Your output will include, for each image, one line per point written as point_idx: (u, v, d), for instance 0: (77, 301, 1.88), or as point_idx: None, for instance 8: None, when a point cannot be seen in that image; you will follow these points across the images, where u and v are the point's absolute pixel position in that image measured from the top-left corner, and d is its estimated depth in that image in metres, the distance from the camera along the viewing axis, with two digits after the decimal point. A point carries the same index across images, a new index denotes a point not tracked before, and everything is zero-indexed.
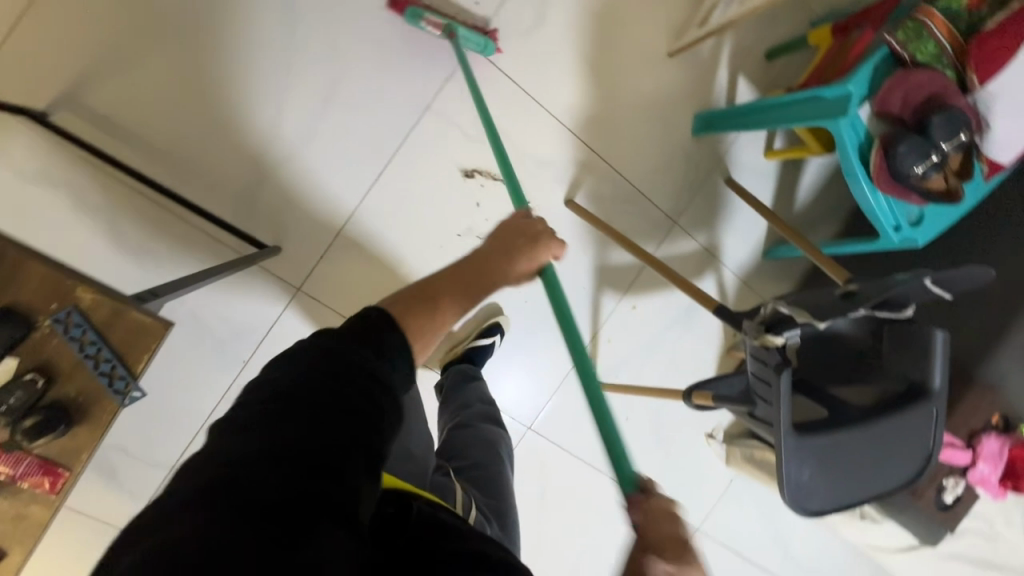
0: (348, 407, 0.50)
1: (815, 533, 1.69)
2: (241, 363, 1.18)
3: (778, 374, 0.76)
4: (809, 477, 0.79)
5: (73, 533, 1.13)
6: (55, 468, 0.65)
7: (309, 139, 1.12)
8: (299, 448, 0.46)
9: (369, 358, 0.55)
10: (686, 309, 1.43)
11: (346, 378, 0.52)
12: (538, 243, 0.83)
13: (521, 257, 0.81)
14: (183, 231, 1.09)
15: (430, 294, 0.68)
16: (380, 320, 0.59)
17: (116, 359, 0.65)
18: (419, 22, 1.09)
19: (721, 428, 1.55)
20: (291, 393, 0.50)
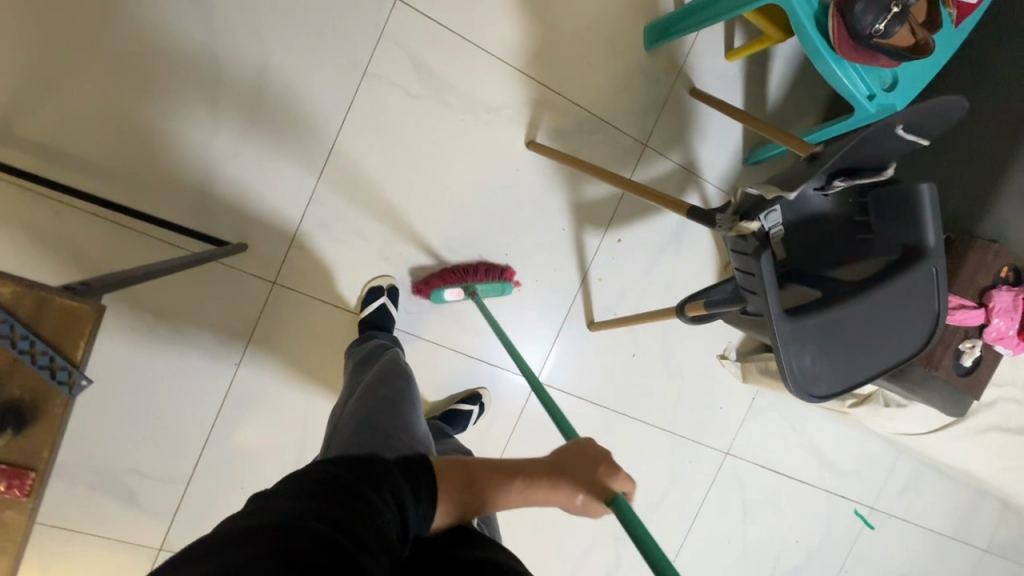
0: (377, 505, 0.53)
1: (845, 435, 1.68)
2: (234, 368, 1.17)
3: (758, 259, 0.73)
4: (811, 361, 0.76)
5: (108, 557, 1.16)
6: (19, 472, 0.62)
7: (254, 132, 1.09)
8: (338, 512, 0.50)
9: (399, 485, 0.58)
10: (675, 232, 1.38)
11: (377, 480, 0.56)
12: (603, 465, 0.71)
13: (582, 478, 0.70)
14: (151, 247, 1.08)
15: (467, 476, 0.67)
16: (413, 465, 0.63)
17: (53, 351, 0.62)
18: (444, 296, 1.22)
19: (734, 347, 1.50)
20: (337, 475, 0.55)
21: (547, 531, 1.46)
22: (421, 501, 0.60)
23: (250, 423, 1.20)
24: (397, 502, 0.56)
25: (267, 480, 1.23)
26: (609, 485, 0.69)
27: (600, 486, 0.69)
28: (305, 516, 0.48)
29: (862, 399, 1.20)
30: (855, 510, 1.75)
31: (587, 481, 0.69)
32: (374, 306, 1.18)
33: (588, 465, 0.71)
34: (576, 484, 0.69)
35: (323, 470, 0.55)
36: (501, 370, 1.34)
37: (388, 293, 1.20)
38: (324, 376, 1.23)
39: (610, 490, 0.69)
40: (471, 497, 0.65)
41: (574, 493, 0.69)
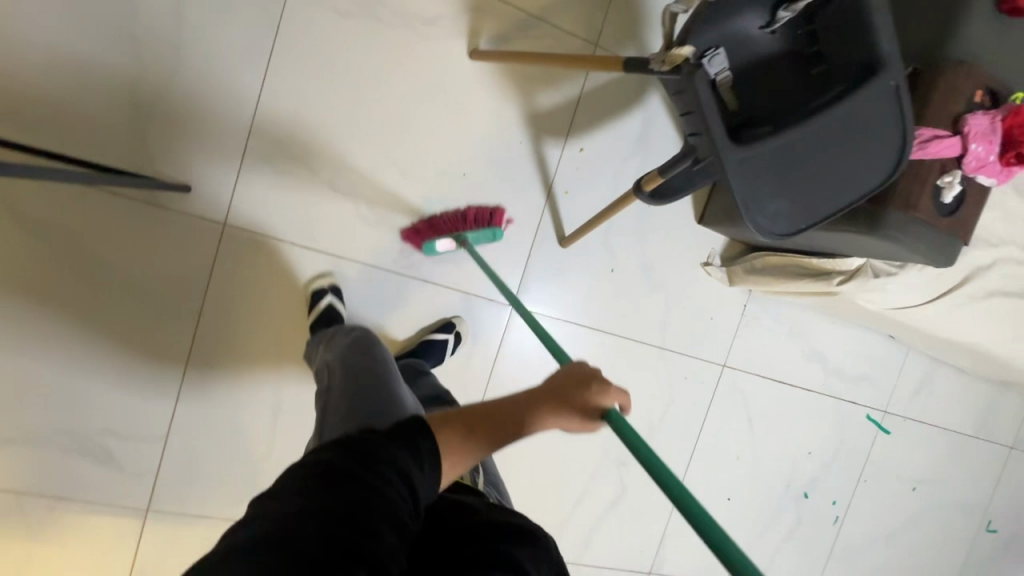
0: (376, 485, 0.50)
1: (849, 336, 1.61)
2: (195, 317, 1.14)
3: (694, 79, 0.69)
4: (768, 195, 0.74)
5: (96, 523, 1.14)
6: None
7: (182, 68, 1.06)
8: (331, 504, 0.47)
9: (406, 457, 0.54)
10: (639, 136, 1.32)
11: (373, 460, 0.51)
12: (596, 385, 0.69)
13: (574, 399, 0.69)
14: (93, 199, 1.06)
15: (459, 424, 0.64)
16: (413, 429, 0.57)
17: None
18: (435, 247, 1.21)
19: (718, 254, 1.44)
20: (330, 464, 0.50)
21: (546, 463, 1.42)
22: (428, 466, 0.56)
23: (222, 374, 1.17)
24: (400, 472, 0.52)
25: (248, 431, 1.21)
26: (602, 402, 0.69)
27: (594, 410, 0.68)
28: (297, 520, 0.45)
29: (850, 275, 1.17)
30: (868, 416, 1.68)
31: (573, 395, 0.69)
32: (322, 306, 1.15)
33: (580, 389, 0.69)
34: (564, 400, 0.69)
35: (315, 462, 0.51)
36: (475, 301, 1.30)
37: (331, 292, 1.18)
38: (292, 319, 1.20)
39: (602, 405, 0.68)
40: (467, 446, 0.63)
41: (565, 408, 0.68)
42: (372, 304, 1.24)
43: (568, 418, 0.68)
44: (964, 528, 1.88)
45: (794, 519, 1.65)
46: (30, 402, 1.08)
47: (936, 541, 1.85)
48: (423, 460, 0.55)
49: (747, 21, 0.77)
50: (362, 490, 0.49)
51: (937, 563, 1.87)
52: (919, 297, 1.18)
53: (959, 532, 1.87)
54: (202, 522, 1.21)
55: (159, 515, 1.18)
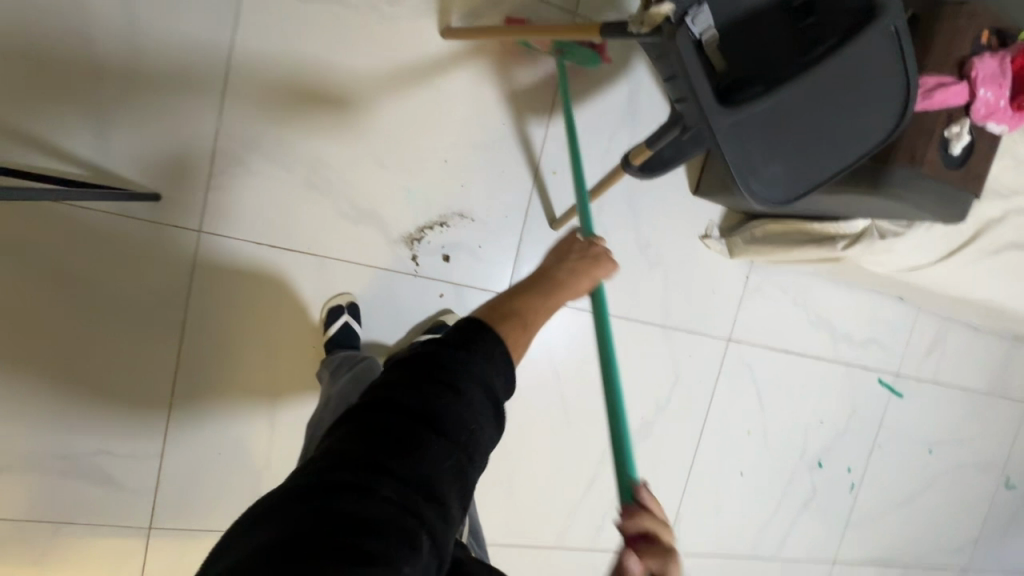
0: (456, 413, 0.53)
1: (857, 301, 1.57)
2: (178, 327, 1.10)
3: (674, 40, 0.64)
4: (763, 161, 0.69)
5: (101, 543, 1.13)
6: None
7: (140, 70, 1.00)
8: (413, 437, 0.51)
9: (480, 374, 0.57)
10: (627, 107, 1.26)
11: (452, 386, 0.55)
12: (599, 264, 0.83)
13: (581, 276, 0.80)
14: (59, 214, 1.01)
15: (514, 309, 0.69)
16: (488, 342, 0.60)
17: None
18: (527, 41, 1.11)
19: (716, 225, 1.39)
20: (409, 396, 0.53)
21: (553, 453, 1.39)
22: (501, 381, 0.59)
23: (214, 385, 1.14)
24: (474, 398, 0.56)
25: (245, 441, 1.18)
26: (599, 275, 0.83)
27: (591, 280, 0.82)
28: (374, 464, 0.49)
29: (855, 238, 1.13)
30: (879, 380, 1.65)
31: (587, 268, 0.81)
32: (338, 325, 1.13)
33: (586, 263, 0.82)
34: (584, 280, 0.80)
35: (395, 388, 0.54)
36: (468, 292, 1.26)
37: (348, 311, 1.16)
38: (279, 325, 1.16)
39: (599, 277, 0.83)
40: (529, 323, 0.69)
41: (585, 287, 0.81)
42: (362, 303, 1.20)
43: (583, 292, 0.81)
44: (981, 486, 1.85)
45: (809, 489, 1.63)
46: (18, 428, 1.05)
47: (953, 501, 1.83)
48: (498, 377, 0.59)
49: None
50: (433, 432, 0.52)
51: (956, 522, 1.85)
52: (929, 255, 1.13)
53: (977, 489, 1.85)
54: (208, 536, 1.19)
55: (163, 531, 1.16)
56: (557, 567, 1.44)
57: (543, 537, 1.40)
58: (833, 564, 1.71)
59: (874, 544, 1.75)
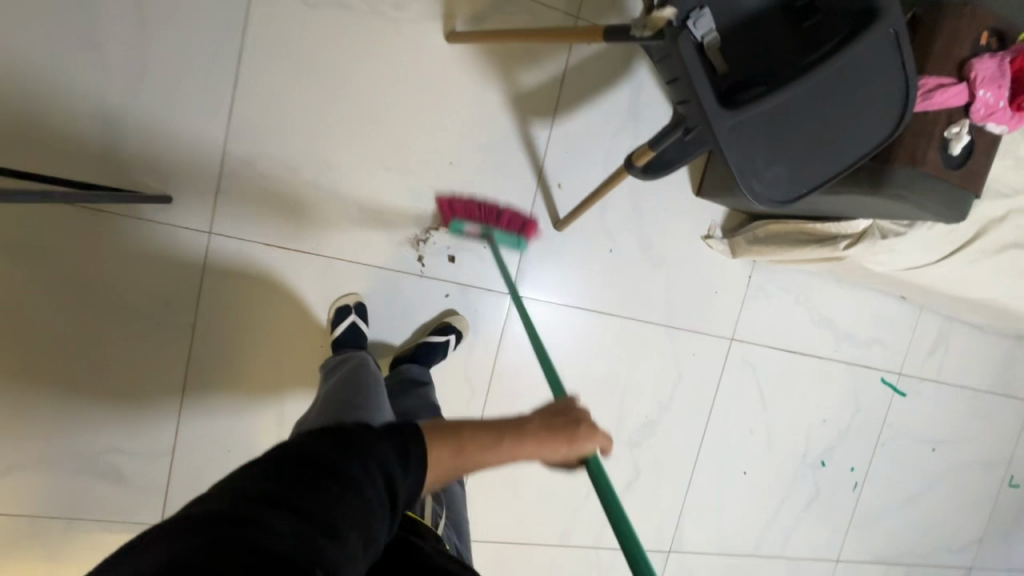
0: (359, 479, 0.56)
1: (860, 300, 1.57)
2: (189, 328, 1.12)
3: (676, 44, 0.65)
4: (763, 163, 0.70)
5: (113, 539, 1.15)
6: None
7: (151, 76, 1.02)
8: (314, 489, 0.52)
9: (385, 455, 0.61)
10: (629, 108, 1.27)
11: (361, 456, 0.58)
12: (580, 429, 0.79)
13: (557, 443, 0.77)
14: (71, 217, 1.03)
15: (457, 436, 0.73)
16: (407, 437, 0.65)
17: None
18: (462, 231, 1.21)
19: (719, 225, 1.39)
20: (317, 455, 0.56)
21: None
22: (408, 466, 0.63)
23: (223, 386, 1.16)
24: (383, 472, 0.59)
25: (253, 440, 1.20)
26: (582, 446, 0.78)
27: (572, 453, 0.78)
28: (278, 501, 0.50)
29: (858, 238, 1.14)
30: (882, 379, 1.65)
31: (564, 435, 0.77)
32: (345, 325, 1.14)
33: (569, 427, 0.78)
34: (555, 441, 0.77)
35: (305, 447, 0.57)
36: (473, 293, 1.27)
37: (355, 311, 1.17)
38: (286, 325, 1.18)
39: (581, 450, 0.78)
40: (456, 455, 0.71)
41: (554, 448, 0.77)
42: (368, 303, 1.22)
43: (555, 458, 0.78)
44: (985, 486, 1.85)
45: (813, 489, 1.63)
46: (32, 427, 1.08)
47: (957, 500, 1.83)
48: (405, 461, 0.63)
49: None
50: (343, 486, 0.54)
51: (960, 522, 1.85)
52: (930, 254, 1.14)
53: (981, 488, 1.85)
54: None
55: None
56: (562, 565, 1.45)
57: (548, 535, 1.42)
58: (837, 563, 1.71)
59: (877, 543, 1.75)
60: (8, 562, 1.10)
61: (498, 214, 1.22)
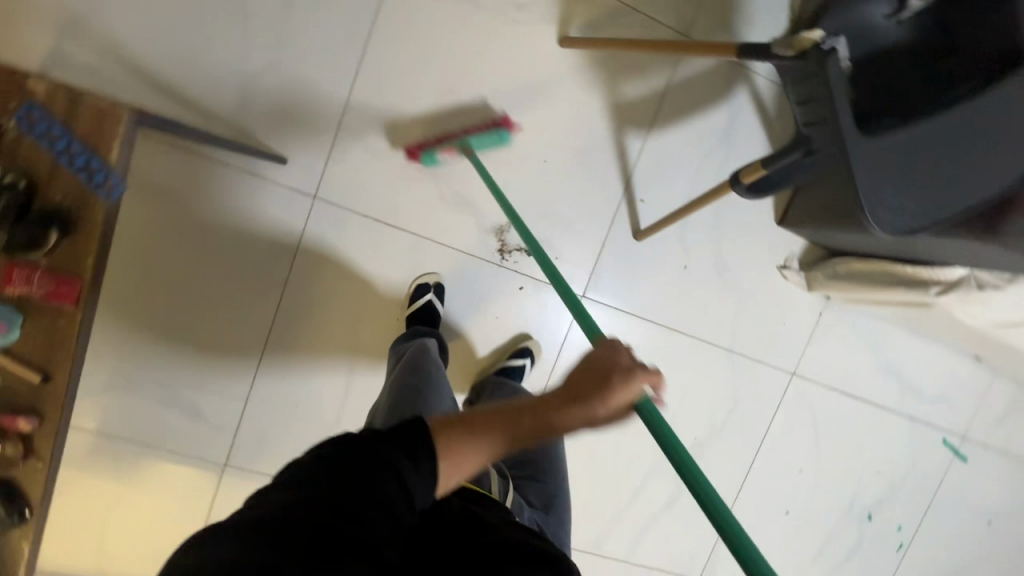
0: (376, 487, 0.53)
1: (931, 355, 1.52)
2: (281, 283, 1.19)
3: (824, 64, 0.70)
4: (891, 189, 0.74)
5: (179, 470, 1.22)
6: (66, 277, 0.81)
7: (287, 46, 1.10)
8: (329, 501, 0.51)
9: (397, 458, 0.55)
10: (724, 130, 1.28)
11: (375, 461, 0.54)
12: (621, 382, 0.62)
13: (595, 408, 0.62)
14: (194, 166, 1.11)
15: (470, 432, 0.60)
16: (416, 435, 0.57)
17: (88, 151, 0.80)
18: (435, 153, 1.16)
19: (797, 257, 1.38)
20: (332, 466, 0.53)
21: (602, 459, 1.40)
22: (422, 465, 0.56)
23: (302, 342, 1.22)
24: (399, 478, 0.54)
25: (320, 398, 1.25)
26: (626, 398, 0.63)
27: (614, 409, 0.63)
28: (296, 514, 0.49)
29: (950, 285, 1.13)
30: (944, 439, 1.59)
31: (604, 401, 0.61)
32: (421, 302, 1.20)
33: (606, 386, 0.62)
34: (592, 410, 0.61)
35: (320, 458, 0.55)
36: (545, 289, 1.30)
37: (434, 290, 1.23)
38: (366, 294, 1.23)
39: (627, 402, 0.63)
40: (475, 453, 0.60)
41: (594, 417, 0.62)
42: (446, 284, 1.26)
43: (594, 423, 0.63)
44: None
45: (855, 541, 1.58)
46: (129, 354, 1.15)
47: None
48: (419, 460, 0.56)
49: (875, 8, 0.82)
50: (357, 496, 0.51)
51: None
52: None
53: None
54: None
55: (236, 470, 1.24)
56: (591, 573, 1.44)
57: (582, 542, 1.41)
58: None
59: None
60: (87, 476, 1.18)
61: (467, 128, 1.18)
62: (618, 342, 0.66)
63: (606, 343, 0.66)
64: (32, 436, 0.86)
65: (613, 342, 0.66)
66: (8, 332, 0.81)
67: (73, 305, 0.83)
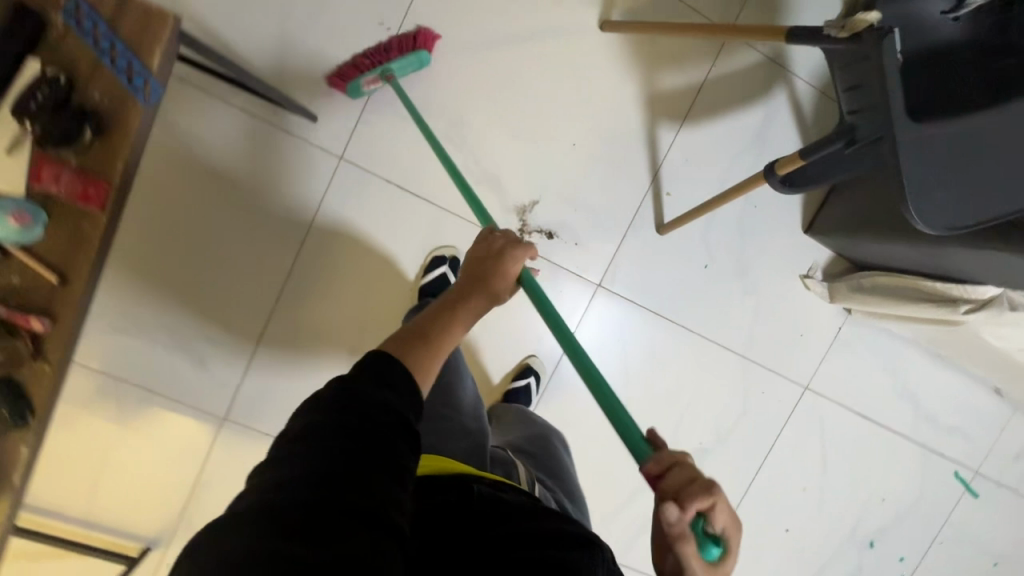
0: (370, 432, 0.49)
1: (949, 383, 1.48)
2: (298, 241, 1.18)
3: (879, 42, 0.72)
4: (937, 179, 0.73)
5: (178, 420, 1.21)
6: (95, 180, 0.63)
7: (330, 6, 1.11)
8: (328, 465, 0.46)
9: (383, 395, 0.53)
10: (758, 131, 1.27)
11: (363, 407, 0.51)
12: (504, 256, 0.77)
13: (492, 280, 0.75)
14: (219, 117, 1.11)
15: (421, 333, 0.65)
16: (389, 362, 0.56)
17: (131, 53, 0.62)
18: (360, 88, 1.09)
19: (820, 268, 1.36)
20: (321, 428, 0.49)
21: (603, 454, 1.38)
22: (404, 390, 0.55)
23: (313, 304, 1.21)
24: (392, 418, 0.52)
25: (325, 362, 1.24)
26: (513, 270, 0.77)
27: (507, 279, 0.77)
28: (296, 489, 0.44)
29: (981, 305, 1.10)
30: (955, 473, 1.54)
31: (495, 274, 0.76)
32: (435, 274, 1.20)
33: (493, 263, 0.77)
34: (489, 283, 0.75)
35: (306, 424, 0.50)
36: (563, 275, 1.27)
37: (450, 263, 1.22)
38: (382, 262, 1.22)
39: (514, 271, 0.77)
40: (437, 343, 0.65)
41: (494, 288, 0.75)
42: (462, 259, 1.25)
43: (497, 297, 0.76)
44: None
45: (854, 568, 1.53)
46: (139, 298, 1.15)
47: None
48: (401, 387, 0.55)
49: (932, 4, 0.79)
50: (357, 449, 0.48)
51: None
52: None
53: None
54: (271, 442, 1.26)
55: (234, 426, 1.23)
56: None
57: None
58: None
59: None
60: (88, 416, 1.18)
61: (385, 47, 1.10)
62: (492, 231, 0.82)
63: (480, 237, 0.82)
64: (45, 338, 0.66)
65: (488, 232, 0.82)
66: (31, 226, 0.63)
67: (97, 211, 0.64)
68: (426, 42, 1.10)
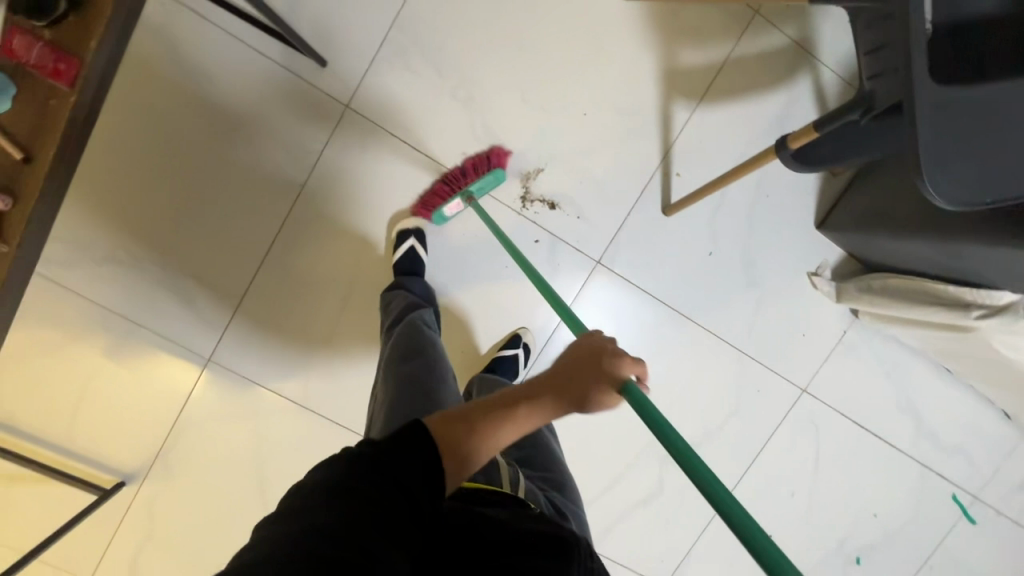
0: (396, 508, 0.47)
1: (955, 400, 1.43)
2: (297, 188, 1.17)
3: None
4: (953, 148, 0.71)
5: (162, 356, 1.21)
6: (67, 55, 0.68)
7: None
8: (348, 531, 0.45)
9: (412, 476, 0.49)
10: (778, 117, 1.23)
11: (392, 481, 0.48)
12: (608, 362, 0.61)
13: (584, 388, 0.60)
14: (231, 56, 1.10)
15: (467, 423, 0.55)
16: (421, 443, 0.51)
17: None
18: (444, 211, 1.18)
19: (829, 266, 1.31)
20: (353, 486, 0.47)
21: (588, 437, 1.34)
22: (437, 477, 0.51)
23: (305, 253, 1.20)
24: (419, 498, 0.49)
25: (313, 313, 1.23)
26: (621, 379, 0.61)
27: (607, 390, 0.61)
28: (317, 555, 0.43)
29: (994, 310, 1.03)
30: (954, 495, 1.48)
31: (593, 386, 0.60)
32: (404, 248, 1.16)
33: (594, 367, 0.61)
34: (580, 391, 0.60)
35: (334, 478, 0.48)
36: (562, 247, 1.24)
37: (416, 235, 1.18)
38: (380, 217, 1.21)
39: (621, 383, 0.60)
40: (482, 450, 0.55)
41: (581, 399, 0.60)
42: (430, 234, 1.23)
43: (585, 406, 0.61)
44: None
45: None
46: (134, 230, 1.15)
47: None
48: (433, 472, 0.51)
49: None
50: (379, 521, 0.46)
51: None
52: None
53: None
54: (253, 388, 1.25)
55: (217, 368, 1.23)
56: None
57: None
58: None
59: None
60: (74, 343, 1.18)
61: (463, 172, 1.18)
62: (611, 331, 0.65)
63: (595, 334, 0.66)
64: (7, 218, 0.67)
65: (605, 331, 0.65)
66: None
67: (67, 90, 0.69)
68: (501, 159, 1.17)
